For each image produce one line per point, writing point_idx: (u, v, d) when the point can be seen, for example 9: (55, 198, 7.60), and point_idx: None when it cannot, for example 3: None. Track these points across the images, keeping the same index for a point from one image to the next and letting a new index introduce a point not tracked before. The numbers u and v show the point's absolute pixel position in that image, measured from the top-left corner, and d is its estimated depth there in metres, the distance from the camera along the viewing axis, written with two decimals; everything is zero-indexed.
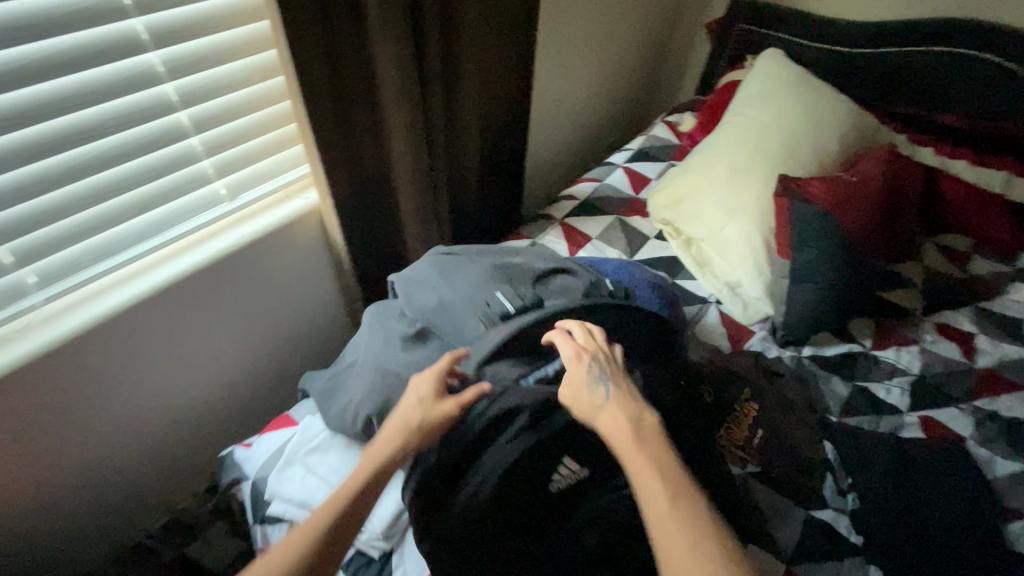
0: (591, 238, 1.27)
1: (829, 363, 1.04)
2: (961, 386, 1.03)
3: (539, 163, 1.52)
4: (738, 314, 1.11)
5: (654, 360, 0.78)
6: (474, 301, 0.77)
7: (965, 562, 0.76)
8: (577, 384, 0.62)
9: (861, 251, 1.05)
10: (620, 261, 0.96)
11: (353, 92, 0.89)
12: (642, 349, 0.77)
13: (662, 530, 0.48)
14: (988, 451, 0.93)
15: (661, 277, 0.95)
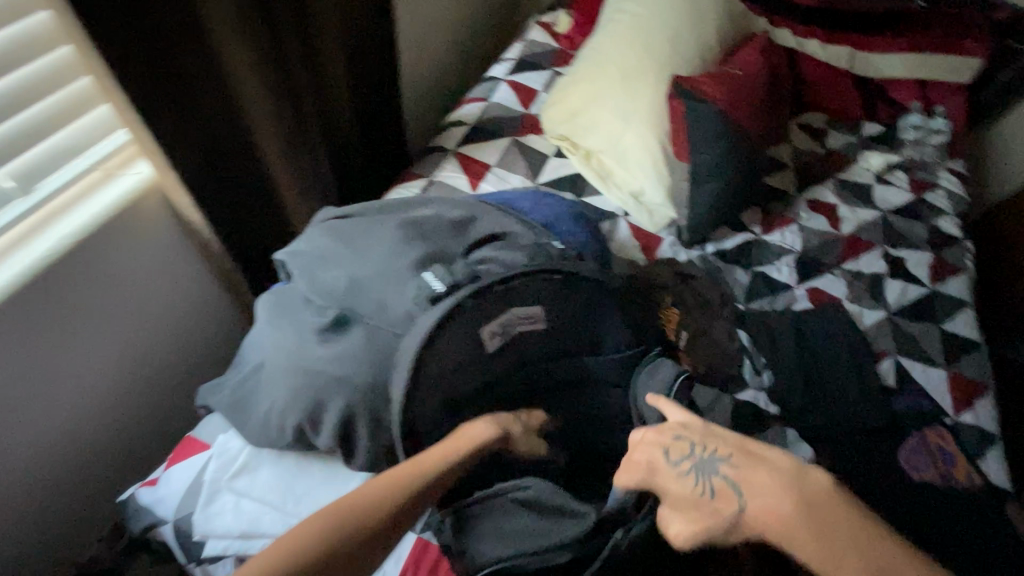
0: (490, 167, 1.18)
1: (730, 254, 1.12)
2: (834, 253, 1.15)
3: (416, 83, 1.35)
4: (646, 223, 1.12)
5: (594, 309, 0.75)
6: (399, 282, 0.67)
7: (851, 405, 0.92)
8: (686, 493, 0.53)
9: (749, 143, 1.09)
10: (535, 195, 0.90)
11: (166, 27, 0.67)
12: (583, 300, 0.73)
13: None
14: (858, 306, 1.08)
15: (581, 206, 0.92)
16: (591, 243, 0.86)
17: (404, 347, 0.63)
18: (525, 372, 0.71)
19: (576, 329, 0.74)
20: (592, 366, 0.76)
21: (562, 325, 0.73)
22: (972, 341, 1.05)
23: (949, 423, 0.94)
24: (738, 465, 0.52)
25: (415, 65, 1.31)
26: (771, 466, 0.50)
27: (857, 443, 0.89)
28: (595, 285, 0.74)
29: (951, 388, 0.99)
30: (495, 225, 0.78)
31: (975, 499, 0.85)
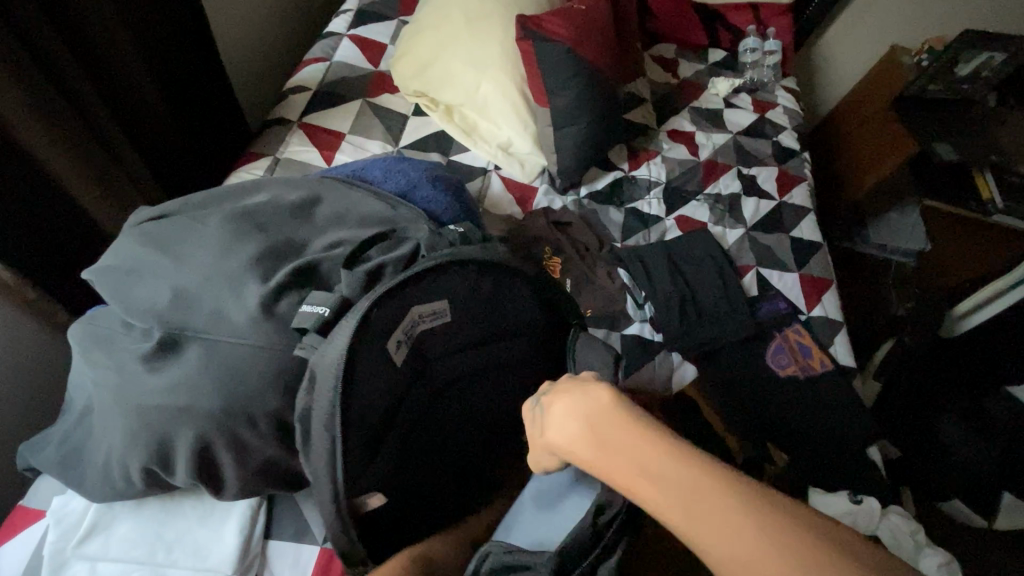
0: (342, 136, 1.07)
1: (602, 196, 1.13)
2: (696, 181, 1.21)
3: (239, 46, 1.17)
4: (518, 175, 1.09)
5: (506, 286, 0.67)
6: (232, 283, 0.59)
7: (721, 320, 1.00)
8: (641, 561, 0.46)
9: (604, 82, 1.09)
10: (388, 163, 0.83)
11: None
12: (493, 281, 0.65)
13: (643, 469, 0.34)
14: (721, 227, 1.15)
15: (438, 168, 0.86)
16: (456, 207, 0.82)
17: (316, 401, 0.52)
18: (428, 374, 0.62)
19: (485, 309, 0.65)
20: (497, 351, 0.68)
21: (474, 309, 0.64)
22: (817, 243, 1.17)
23: (804, 319, 1.05)
24: None
25: (235, 25, 1.13)
26: None
27: (734, 356, 0.97)
28: (500, 270, 0.65)
29: (803, 288, 1.10)
30: (345, 204, 0.71)
31: (829, 380, 0.97)
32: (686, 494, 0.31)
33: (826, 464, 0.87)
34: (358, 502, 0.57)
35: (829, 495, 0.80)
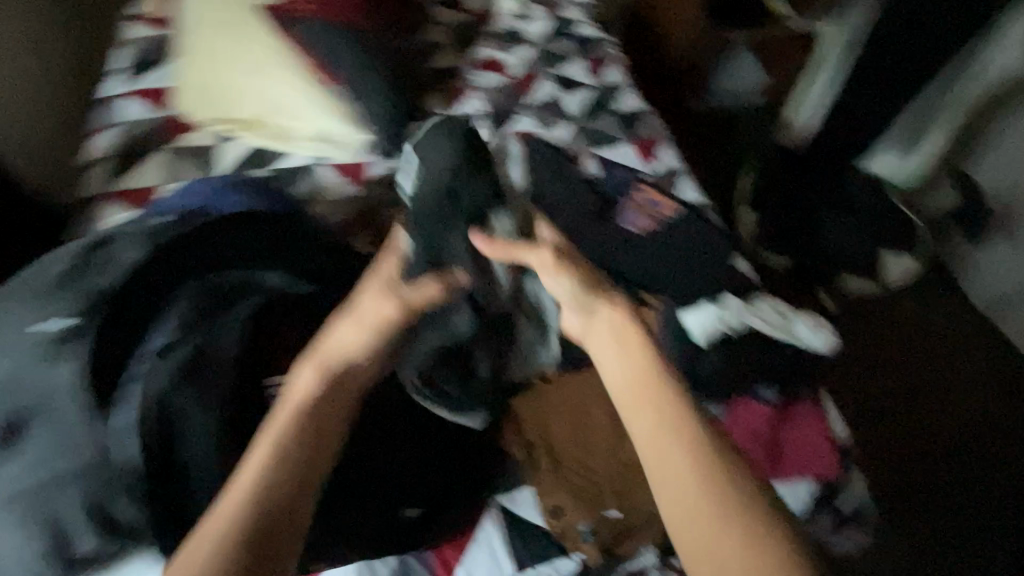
0: (156, 187, 1.05)
1: (433, 143, 1.17)
2: (514, 98, 1.29)
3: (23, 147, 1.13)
4: (345, 157, 1.13)
5: (279, 252, 0.82)
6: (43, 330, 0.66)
7: (570, 204, 1.06)
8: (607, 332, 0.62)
9: (374, 39, 1.11)
10: (184, 188, 0.92)
11: None
12: (260, 246, 0.81)
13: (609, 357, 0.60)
14: (550, 127, 1.23)
15: (237, 175, 0.94)
16: (258, 200, 0.90)
17: (76, 400, 0.62)
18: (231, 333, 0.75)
19: (269, 272, 0.79)
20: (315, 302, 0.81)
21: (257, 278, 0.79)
22: (638, 111, 1.29)
23: (647, 177, 1.16)
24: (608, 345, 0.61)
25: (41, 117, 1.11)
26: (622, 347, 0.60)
27: (598, 232, 1.02)
28: (263, 235, 0.82)
29: (637, 152, 1.21)
30: (134, 232, 0.78)
31: (679, 217, 1.07)
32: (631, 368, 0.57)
33: (699, 281, 0.97)
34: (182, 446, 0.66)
35: (694, 319, 0.87)
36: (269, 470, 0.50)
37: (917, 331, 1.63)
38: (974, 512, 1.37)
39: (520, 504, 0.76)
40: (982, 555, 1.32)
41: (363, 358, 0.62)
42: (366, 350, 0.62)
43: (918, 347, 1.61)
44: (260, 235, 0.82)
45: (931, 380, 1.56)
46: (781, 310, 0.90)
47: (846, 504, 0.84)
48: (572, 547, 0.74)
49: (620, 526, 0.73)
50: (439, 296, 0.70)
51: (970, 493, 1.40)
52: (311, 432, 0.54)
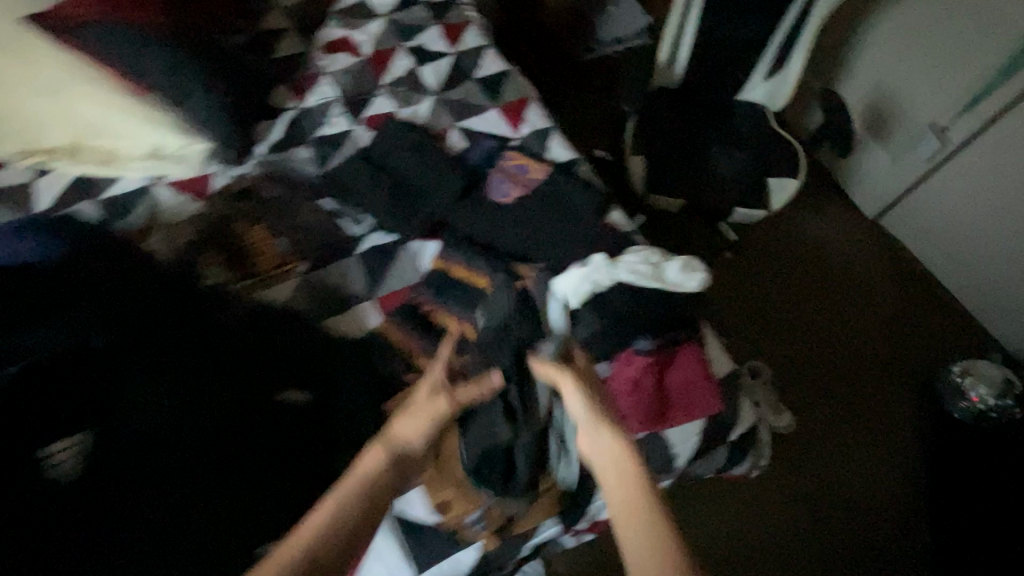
0: None
1: (284, 142, 1.10)
2: (369, 78, 1.22)
3: None
4: (184, 171, 1.03)
5: (77, 298, 0.75)
6: None
7: (434, 183, 1.02)
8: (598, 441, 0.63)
9: (178, 33, 0.97)
10: None
11: None
12: (53, 296, 0.75)
13: (602, 458, 0.62)
14: (409, 106, 1.18)
15: (26, 219, 0.84)
16: (42, 245, 0.79)
17: None
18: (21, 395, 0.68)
19: (57, 323, 0.72)
20: (121, 344, 0.73)
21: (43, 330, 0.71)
22: (502, 75, 1.24)
23: (515, 144, 1.13)
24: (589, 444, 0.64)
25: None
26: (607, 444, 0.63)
27: (464, 210, 1.00)
28: (53, 283, 0.75)
29: (504, 117, 1.17)
30: None
31: (548, 179, 1.05)
32: (617, 467, 0.60)
33: (570, 242, 0.97)
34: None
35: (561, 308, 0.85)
36: (340, 514, 0.54)
37: (816, 245, 1.70)
38: (883, 403, 1.47)
39: (411, 504, 0.72)
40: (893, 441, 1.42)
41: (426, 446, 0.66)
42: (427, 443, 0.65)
43: (814, 259, 1.68)
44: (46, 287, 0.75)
45: (831, 290, 1.63)
46: (647, 258, 0.90)
47: (737, 430, 0.87)
48: (470, 538, 0.71)
49: (515, 508, 0.72)
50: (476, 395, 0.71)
51: (878, 387, 1.49)
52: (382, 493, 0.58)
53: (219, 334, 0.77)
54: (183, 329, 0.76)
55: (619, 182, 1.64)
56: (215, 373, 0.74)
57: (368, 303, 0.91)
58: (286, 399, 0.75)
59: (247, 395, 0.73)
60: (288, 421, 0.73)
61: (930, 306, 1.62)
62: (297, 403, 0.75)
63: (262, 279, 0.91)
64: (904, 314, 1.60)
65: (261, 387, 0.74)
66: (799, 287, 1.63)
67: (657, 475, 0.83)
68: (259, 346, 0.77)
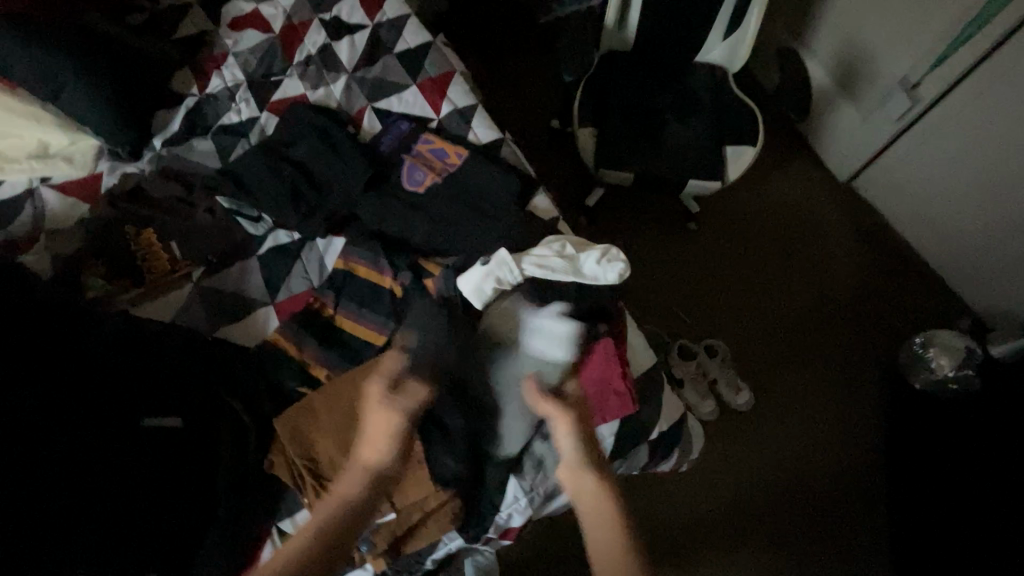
0: None
1: (182, 135, 1.02)
2: (277, 58, 1.11)
3: None
4: (71, 171, 0.95)
5: None
6: None
7: (341, 175, 0.94)
8: (583, 480, 0.66)
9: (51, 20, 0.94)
10: None
11: None
12: None
13: (583, 497, 0.66)
14: (322, 88, 1.08)
15: None
16: None
17: None
18: None
19: None
20: None
21: None
22: (423, 45, 1.13)
23: (435, 126, 1.04)
24: (571, 477, 0.67)
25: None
26: (590, 484, 0.66)
27: (373, 204, 0.92)
28: None
29: (425, 97, 1.07)
30: None
31: (467, 164, 0.96)
32: (596, 509, 0.65)
33: (485, 233, 0.89)
34: None
35: (556, 321, 0.78)
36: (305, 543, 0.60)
37: (788, 204, 1.54)
38: (850, 378, 1.35)
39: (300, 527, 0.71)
40: (857, 419, 1.31)
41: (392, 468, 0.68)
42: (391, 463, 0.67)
43: (786, 220, 1.52)
44: None
45: (803, 255, 1.48)
46: (561, 250, 0.83)
47: (655, 430, 0.84)
48: (358, 560, 0.70)
49: (402, 527, 0.71)
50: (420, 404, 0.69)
51: (845, 361, 1.37)
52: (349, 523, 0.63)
53: (85, 356, 0.73)
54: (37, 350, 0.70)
55: (571, 153, 1.53)
56: (70, 398, 0.68)
57: (268, 308, 0.86)
58: (159, 423, 0.72)
59: (112, 421, 0.69)
60: (156, 447, 0.69)
61: (908, 270, 1.47)
62: (169, 427, 0.72)
63: (153, 290, 0.86)
64: (879, 281, 1.46)
65: (129, 410, 0.71)
66: (768, 252, 1.48)
67: None
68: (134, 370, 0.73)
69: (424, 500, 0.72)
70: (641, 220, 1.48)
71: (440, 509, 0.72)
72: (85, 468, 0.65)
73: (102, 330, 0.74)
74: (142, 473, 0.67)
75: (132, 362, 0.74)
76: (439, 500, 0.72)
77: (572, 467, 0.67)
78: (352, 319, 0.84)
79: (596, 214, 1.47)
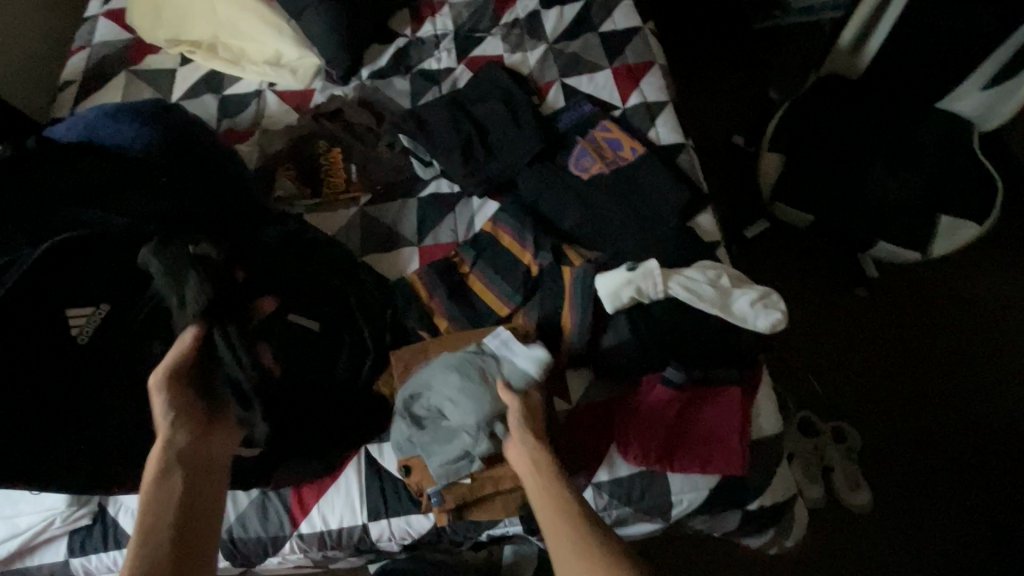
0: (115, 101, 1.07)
1: (386, 71, 1.09)
2: (488, 15, 1.14)
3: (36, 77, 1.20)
4: (293, 83, 1.07)
5: (180, 185, 0.85)
6: None
7: (512, 141, 0.95)
8: (533, 466, 0.64)
9: None
10: (77, 117, 0.88)
11: None
12: (159, 178, 0.85)
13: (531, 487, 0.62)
14: (520, 52, 1.09)
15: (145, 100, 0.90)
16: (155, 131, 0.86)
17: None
18: (102, 256, 0.78)
19: (154, 202, 0.83)
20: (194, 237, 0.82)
21: (142, 206, 0.82)
22: (630, 31, 1.09)
23: (618, 114, 0.99)
24: (523, 470, 0.65)
25: (20, 56, 1.16)
26: (542, 471, 0.63)
27: (535, 178, 0.92)
28: (149, 167, 0.85)
29: (617, 83, 1.03)
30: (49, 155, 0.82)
31: (639, 161, 0.91)
32: (542, 493, 0.61)
33: (636, 238, 0.85)
34: (35, 353, 0.73)
35: (753, 313, 0.74)
36: (156, 549, 0.51)
37: (993, 304, 1.27)
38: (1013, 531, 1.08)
39: (385, 455, 0.76)
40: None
41: (178, 433, 0.62)
42: (171, 429, 0.62)
43: (985, 321, 1.25)
44: (153, 164, 0.85)
45: (994, 368, 1.21)
46: (713, 277, 0.76)
47: (755, 501, 0.75)
48: (426, 507, 0.72)
49: (473, 494, 0.72)
50: (187, 354, 0.68)
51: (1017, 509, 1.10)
52: (166, 490, 0.56)
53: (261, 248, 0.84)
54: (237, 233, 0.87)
55: (747, 178, 1.40)
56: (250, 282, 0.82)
57: (413, 250, 0.91)
58: (298, 321, 0.79)
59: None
60: None
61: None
62: (307, 329, 0.79)
63: (327, 202, 0.95)
64: None
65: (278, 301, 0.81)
66: (949, 351, 1.23)
67: (642, 516, 0.74)
68: (296, 272, 0.83)
69: (501, 484, 0.72)
70: (803, 269, 1.32)
71: (513, 499, 0.73)
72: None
73: (278, 229, 0.86)
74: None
75: (296, 264, 0.84)
76: (513, 489, 0.72)
77: (521, 462, 0.65)
78: (481, 282, 0.85)
79: (756, 248, 1.34)
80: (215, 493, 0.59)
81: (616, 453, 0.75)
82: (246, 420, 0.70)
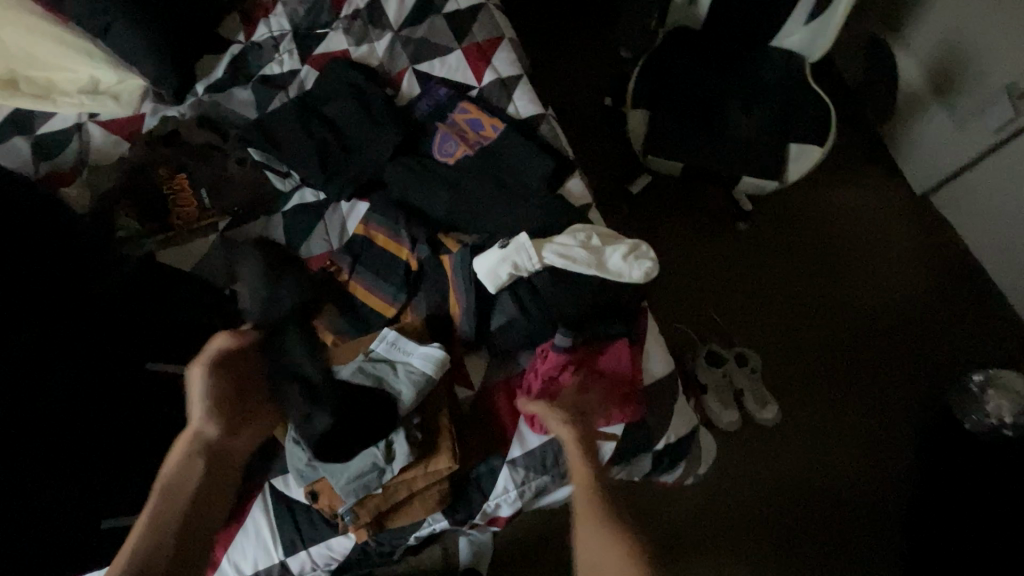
0: None
1: (223, 83, 1.01)
2: (323, 7, 1.08)
3: None
4: (116, 109, 0.96)
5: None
6: None
7: (371, 137, 0.92)
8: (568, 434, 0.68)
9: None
10: None
11: None
12: None
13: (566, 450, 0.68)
14: (365, 44, 1.05)
15: None
16: None
17: None
18: None
19: None
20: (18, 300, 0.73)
21: None
22: (473, 6, 1.08)
23: (474, 94, 0.99)
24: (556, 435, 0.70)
25: None
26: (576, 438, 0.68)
27: (401, 171, 0.89)
28: None
29: (469, 62, 1.02)
30: None
31: (501, 137, 0.91)
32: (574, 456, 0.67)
33: (510, 214, 0.85)
34: None
35: (627, 266, 0.78)
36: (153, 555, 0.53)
37: (850, 213, 1.40)
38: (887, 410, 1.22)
39: (291, 486, 0.72)
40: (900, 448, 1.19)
41: (209, 425, 0.59)
42: (202, 420, 0.59)
43: (846, 229, 1.38)
44: None
45: (859, 270, 1.35)
46: (585, 239, 0.78)
47: (661, 440, 0.79)
48: (343, 527, 0.70)
49: (386, 504, 0.70)
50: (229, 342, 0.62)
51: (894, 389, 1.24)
52: (180, 489, 0.57)
53: (110, 300, 0.77)
54: (68, 283, 0.76)
55: (621, 138, 1.45)
56: (99, 338, 0.74)
57: None
58: (163, 369, 0.76)
59: (126, 364, 0.74)
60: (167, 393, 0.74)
61: (977, 300, 1.31)
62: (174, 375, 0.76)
63: (183, 234, 0.89)
64: (944, 300, 1.31)
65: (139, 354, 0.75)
66: (820, 262, 1.36)
67: (561, 482, 0.76)
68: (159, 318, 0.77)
69: (416, 488, 0.71)
70: (686, 214, 1.39)
71: (430, 499, 0.72)
72: (106, 402, 0.71)
73: (121, 275, 0.78)
74: (152, 415, 0.73)
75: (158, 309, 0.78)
76: (428, 490, 0.72)
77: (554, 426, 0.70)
78: (363, 288, 0.82)
79: (640, 202, 1.40)
80: (227, 494, 0.60)
81: (523, 427, 0.76)
82: (306, 416, 0.67)
